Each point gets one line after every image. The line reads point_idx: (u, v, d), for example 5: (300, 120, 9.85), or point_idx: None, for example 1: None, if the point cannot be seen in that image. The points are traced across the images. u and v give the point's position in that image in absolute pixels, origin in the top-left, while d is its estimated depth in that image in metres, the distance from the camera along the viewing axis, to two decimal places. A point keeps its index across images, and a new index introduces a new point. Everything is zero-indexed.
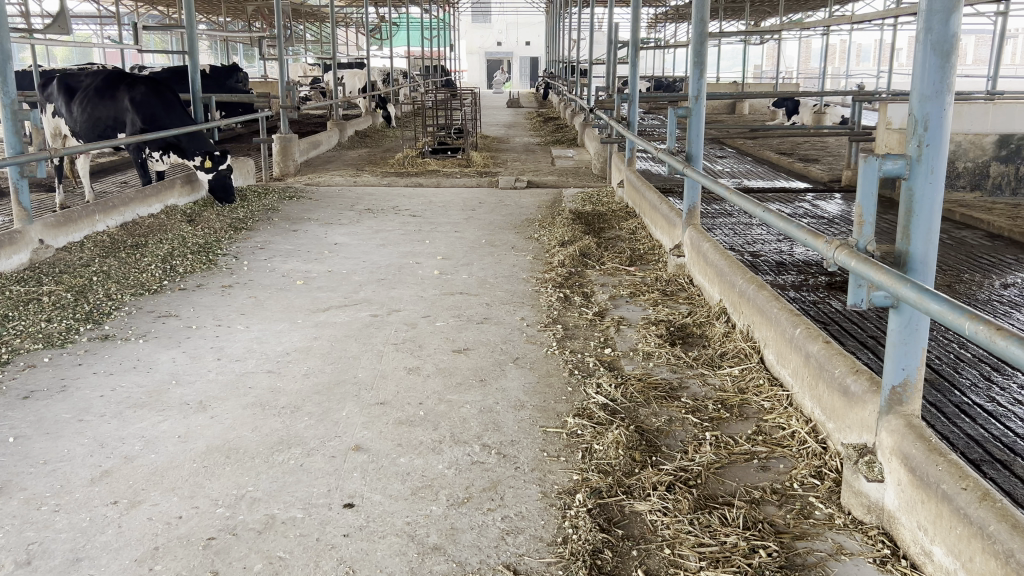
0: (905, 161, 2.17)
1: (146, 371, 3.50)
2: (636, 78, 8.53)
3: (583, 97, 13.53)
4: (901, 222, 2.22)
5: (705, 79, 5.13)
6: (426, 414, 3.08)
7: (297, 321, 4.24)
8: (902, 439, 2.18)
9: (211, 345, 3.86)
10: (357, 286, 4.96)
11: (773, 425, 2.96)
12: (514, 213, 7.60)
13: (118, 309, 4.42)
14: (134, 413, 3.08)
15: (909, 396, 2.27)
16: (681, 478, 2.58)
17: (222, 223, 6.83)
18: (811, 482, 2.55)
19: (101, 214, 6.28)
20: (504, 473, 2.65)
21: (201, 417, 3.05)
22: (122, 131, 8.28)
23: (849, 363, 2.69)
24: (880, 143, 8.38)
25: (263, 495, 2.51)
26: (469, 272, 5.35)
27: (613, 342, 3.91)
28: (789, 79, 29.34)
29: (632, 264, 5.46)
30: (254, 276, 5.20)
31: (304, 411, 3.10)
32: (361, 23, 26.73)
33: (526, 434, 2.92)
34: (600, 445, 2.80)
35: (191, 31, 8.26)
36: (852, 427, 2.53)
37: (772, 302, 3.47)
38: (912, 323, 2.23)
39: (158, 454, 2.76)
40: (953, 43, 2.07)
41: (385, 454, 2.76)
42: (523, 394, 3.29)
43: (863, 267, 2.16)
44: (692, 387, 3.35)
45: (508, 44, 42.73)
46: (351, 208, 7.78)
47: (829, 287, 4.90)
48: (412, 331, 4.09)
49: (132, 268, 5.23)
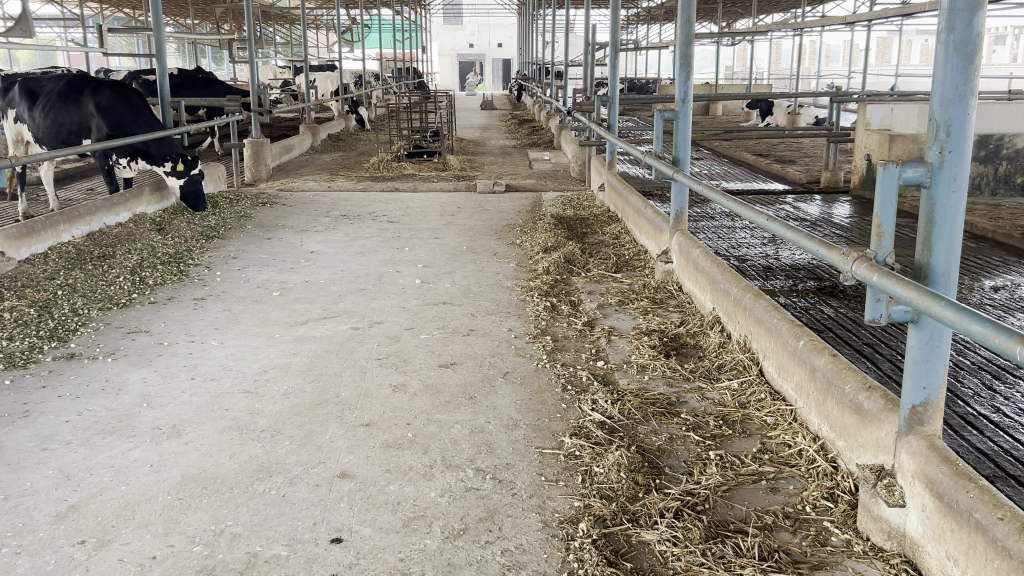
0: (926, 169, 2.05)
1: (115, 394, 3.30)
2: (615, 80, 8.40)
3: (558, 100, 13.40)
4: (921, 233, 2.09)
5: (691, 82, 5.01)
6: (415, 436, 2.92)
7: (274, 336, 4.05)
8: (925, 462, 2.06)
9: (184, 363, 3.67)
10: (336, 297, 4.78)
11: (779, 442, 2.84)
12: (494, 218, 7.45)
13: (85, 325, 4.21)
14: (102, 440, 2.89)
15: (930, 416, 2.15)
16: (689, 502, 2.45)
17: (193, 231, 6.62)
18: (824, 505, 2.43)
19: (66, 224, 6.04)
20: (500, 501, 2.49)
21: (176, 443, 2.87)
22: (87, 137, 8.05)
23: (859, 378, 2.56)
24: (860, 144, 8.34)
25: (243, 531, 2.34)
26: (452, 280, 5.20)
27: (605, 353, 3.78)
28: (760, 80, 29.51)
29: (618, 271, 5.34)
30: (228, 287, 5.01)
31: (285, 435, 2.93)
32: (332, 24, 26.49)
33: (521, 456, 2.78)
34: (601, 468, 2.66)
35: (157, 33, 8.00)
36: (867, 447, 2.40)
37: (771, 312, 3.34)
38: (934, 338, 2.10)
39: (129, 486, 2.58)
40: (977, 44, 1.95)
41: (374, 481, 2.60)
42: (515, 412, 3.14)
43: (885, 282, 2.02)
44: (690, 402, 3.22)
45: (480, 46, 42.58)
46: (327, 214, 7.59)
47: (820, 291, 4.80)
48: (395, 345, 3.92)
49: (99, 280, 5.02)
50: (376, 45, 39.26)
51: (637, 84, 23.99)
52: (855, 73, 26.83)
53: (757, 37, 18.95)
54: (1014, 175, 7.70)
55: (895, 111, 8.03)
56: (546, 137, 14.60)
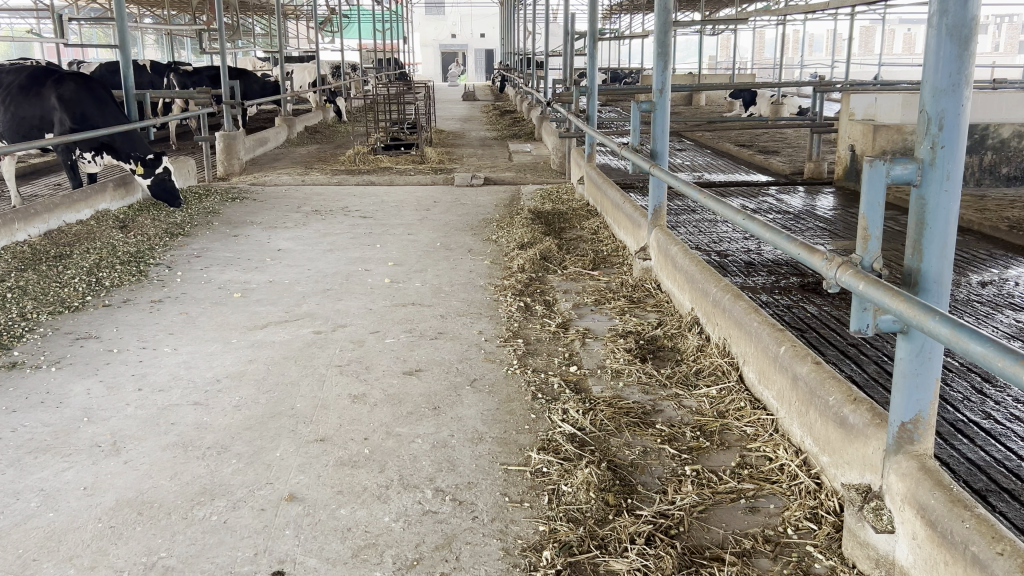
0: (916, 165, 1.88)
1: (55, 408, 3.08)
2: (595, 67, 8.16)
3: (539, 90, 13.16)
4: (912, 236, 1.92)
5: (670, 71, 4.79)
6: (372, 452, 2.74)
7: (230, 342, 3.85)
8: (916, 486, 1.89)
9: (133, 372, 3.46)
10: (300, 299, 4.57)
11: (759, 456, 2.67)
12: (470, 212, 7.26)
13: (31, 331, 3.98)
14: (34, 459, 2.68)
15: (921, 434, 1.98)
16: (661, 526, 2.28)
17: (157, 229, 6.39)
18: (807, 527, 2.26)
19: (21, 223, 5.80)
20: (460, 526, 2.31)
21: (114, 462, 2.67)
22: (50, 131, 7.79)
23: (844, 389, 2.39)
24: (843, 135, 8.14)
25: (176, 563, 2.14)
26: (423, 279, 5.01)
27: (578, 358, 3.60)
28: (745, 68, 29.24)
29: (596, 268, 5.18)
30: (187, 288, 4.80)
31: (232, 452, 2.74)
32: (311, 14, 26.15)
33: (484, 474, 2.59)
34: (569, 486, 2.48)
35: (121, 23, 7.70)
36: (853, 464, 2.24)
37: (750, 314, 3.17)
38: (925, 350, 1.94)
39: (57, 513, 2.38)
40: (973, 27, 1.78)
41: (323, 505, 2.41)
42: (481, 424, 2.96)
43: (873, 290, 1.84)
44: (666, 411, 3.05)
45: (462, 36, 42.10)
46: (298, 209, 7.37)
47: (803, 288, 4.64)
48: (358, 350, 3.73)
49: (53, 281, 4.78)
50: (356, 34, 39.11)
51: (618, 74, 23.86)
52: (837, 63, 26.84)
53: (739, 26, 18.78)
54: (999, 166, 7.54)
55: (880, 101, 7.92)
56: (526, 129, 14.41)
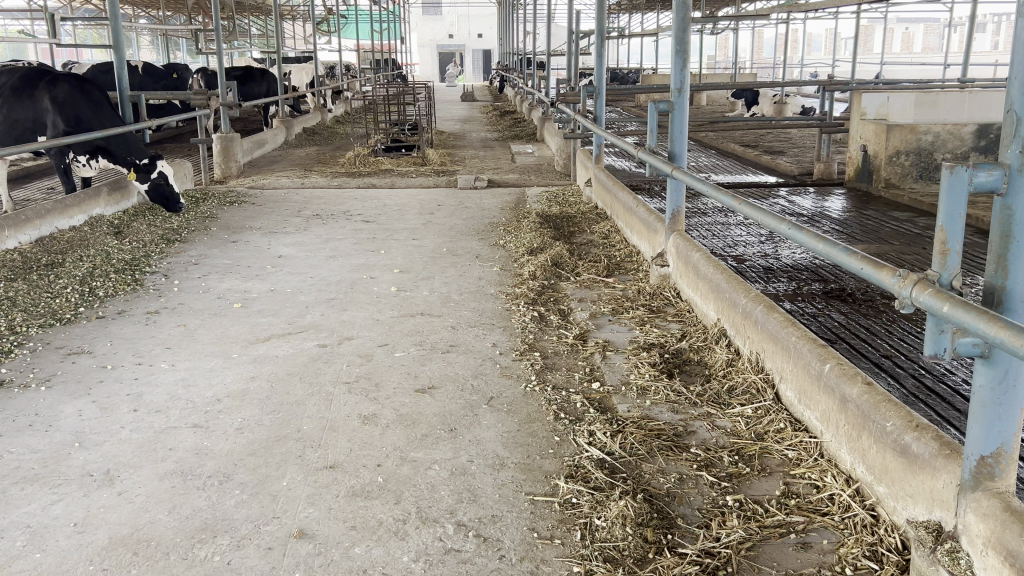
0: (1002, 171, 1.68)
1: (44, 432, 2.87)
2: (602, 68, 7.83)
3: (541, 90, 12.94)
4: (995, 250, 1.72)
5: (688, 70, 4.58)
6: (385, 480, 2.54)
7: (231, 357, 3.64)
8: (1001, 528, 1.69)
9: (128, 392, 3.24)
10: (303, 309, 4.36)
11: (806, 484, 2.47)
12: (476, 215, 7.06)
13: (21, 346, 3.77)
14: (20, 491, 2.48)
15: (1002, 469, 1.78)
16: (708, 568, 2.08)
17: (153, 235, 6.17)
18: (867, 567, 2.06)
19: (11, 230, 5.59)
20: (485, 567, 2.11)
21: (107, 494, 2.46)
22: (43, 134, 7.57)
23: (903, 414, 2.19)
24: (855, 134, 7.89)
25: None
26: (431, 287, 4.80)
27: (600, 374, 3.39)
28: (742, 69, 29.05)
29: (610, 274, 4.98)
30: (185, 298, 4.59)
31: (235, 482, 2.53)
32: (309, 15, 25.89)
33: (509, 506, 2.39)
34: (603, 520, 2.28)
35: (115, 23, 7.42)
36: (917, 498, 2.04)
37: (787, 328, 2.96)
38: (1009, 378, 1.73)
39: (44, 553, 2.17)
40: None
41: (335, 543, 2.21)
42: (502, 447, 2.76)
43: (961, 312, 1.62)
44: (699, 432, 2.85)
45: (461, 36, 41.95)
46: (298, 214, 7.16)
47: (826, 296, 4.43)
48: (366, 365, 3.53)
49: (43, 292, 4.56)
50: (354, 33, 39.07)
51: (618, 74, 23.64)
52: (838, 63, 26.66)
53: (740, 28, 18.60)
54: None
55: (892, 100, 7.77)
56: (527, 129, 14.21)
